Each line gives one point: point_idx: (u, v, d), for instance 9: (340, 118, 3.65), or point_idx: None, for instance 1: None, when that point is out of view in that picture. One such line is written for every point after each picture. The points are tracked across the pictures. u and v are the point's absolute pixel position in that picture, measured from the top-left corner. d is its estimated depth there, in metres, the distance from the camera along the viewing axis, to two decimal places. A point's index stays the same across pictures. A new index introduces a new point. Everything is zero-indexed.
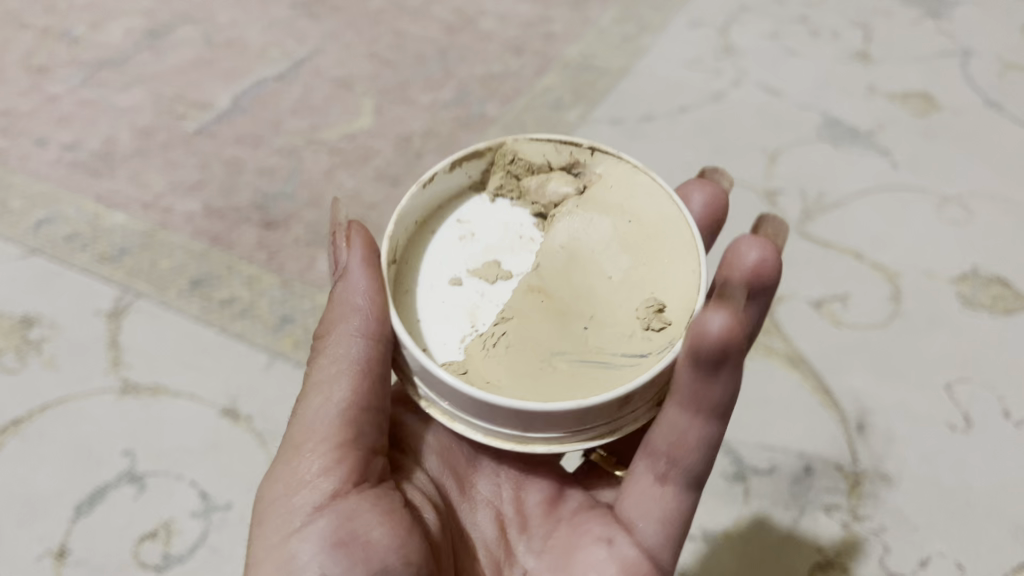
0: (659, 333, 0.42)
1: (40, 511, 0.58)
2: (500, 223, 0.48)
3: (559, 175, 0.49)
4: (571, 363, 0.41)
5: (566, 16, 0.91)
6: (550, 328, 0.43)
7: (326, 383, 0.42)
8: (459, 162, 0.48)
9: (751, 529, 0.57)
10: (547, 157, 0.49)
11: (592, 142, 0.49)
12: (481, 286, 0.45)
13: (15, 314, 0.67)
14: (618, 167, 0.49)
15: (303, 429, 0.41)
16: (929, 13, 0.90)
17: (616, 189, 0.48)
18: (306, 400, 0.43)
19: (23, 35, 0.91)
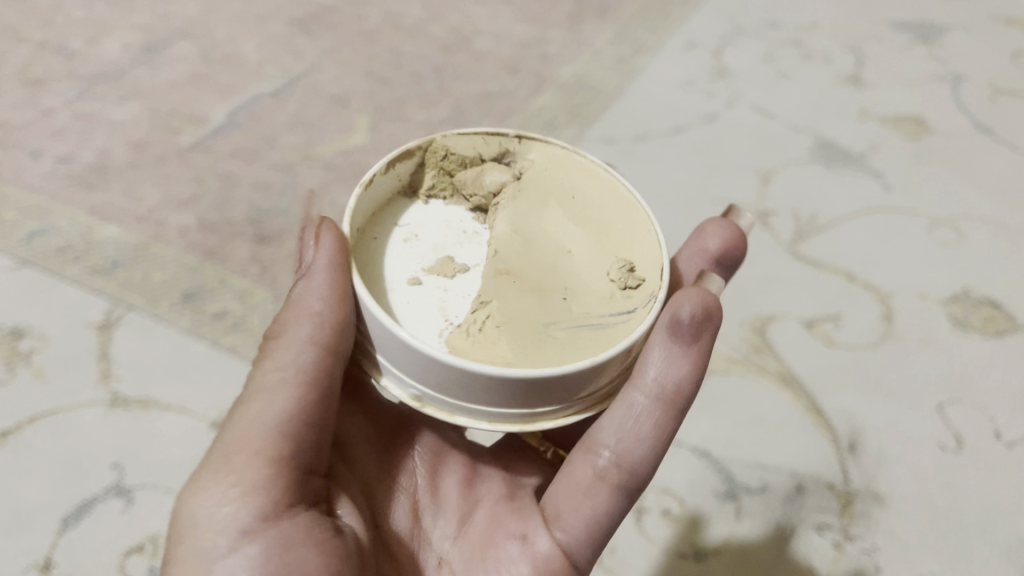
0: (636, 291, 0.44)
1: (27, 522, 0.57)
2: (439, 223, 0.48)
3: (492, 167, 0.49)
4: (565, 331, 0.41)
5: (561, 36, 0.91)
6: (530, 301, 0.42)
7: (270, 392, 0.39)
8: (394, 162, 0.46)
9: (742, 547, 0.57)
10: (479, 149, 0.48)
11: (517, 130, 0.49)
12: (440, 282, 0.44)
13: (5, 324, 0.67)
14: (546, 150, 0.49)
15: (239, 437, 0.38)
16: (921, 38, 0.91)
17: (549, 174, 0.49)
18: (248, 404, 0.39)
19: (20, 48, 0.91)
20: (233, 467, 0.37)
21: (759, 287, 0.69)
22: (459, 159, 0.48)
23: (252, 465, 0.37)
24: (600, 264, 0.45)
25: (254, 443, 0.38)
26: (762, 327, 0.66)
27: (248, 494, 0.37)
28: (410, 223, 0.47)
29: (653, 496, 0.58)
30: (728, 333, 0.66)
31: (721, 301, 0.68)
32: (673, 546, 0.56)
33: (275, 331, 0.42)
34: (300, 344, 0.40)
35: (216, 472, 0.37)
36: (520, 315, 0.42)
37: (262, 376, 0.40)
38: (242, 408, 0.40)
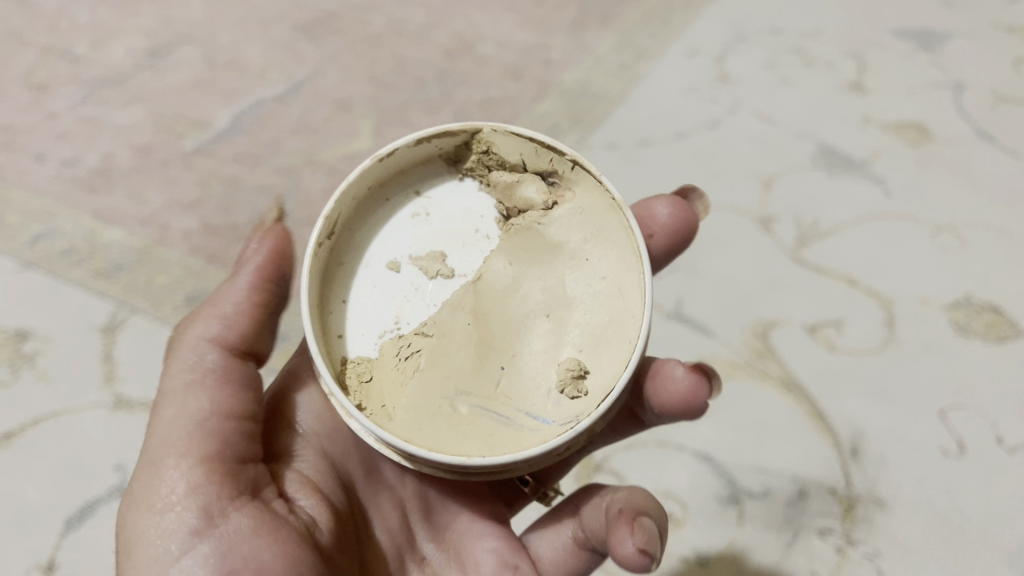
0: (571, 402, 0.42)
1: (29, 524, 0.58)
2: (459, 213, 0.50)
3: (533, 180, 0.49)
4: (472, 407, 0.42)
5: (564, 42, 0.92)
6: (467, 355, 0.44)
7: (182, 392, 0.44)
8: (424, 139, 0.49)
9: (745, 553, 0.57)
10: (525, 157, 0.49)
11: (573, 155, 0.47)
12: (417, 279, 0.47)
13: (10, 327, 0.67)
14: (592, 189, 0.47)
15: (160, 443, 0.43)
16: (923, 46, 0.91)
17: (583, 218, 0.47)
18: (163, 410, 0.44)
19: (24, 53, 0.92)
20: (169, 473, 0.41)
21: (761, 292, 0.69)
22: (499, 161, 0.49)
23: (185, 461, 0.41)
24: (574, 341, 0.44)
25: (181, 441, 0.42)
26: (764, 333, 0.67)
27: (184, 495, 0.40)
28: (430, 198, 0.50)
29: (656, 501, 0.58)
30: (730, 338, 0.66)
31: (723, 308, 0.68)
32: (674, 551, 0.57)
33: (176, 338, 0.48)
34: (203, 344, 0.46)
35: (151, 483, 0.41)
36: (453, 362, 0.44)
37: (170, 382, 0.45)
38: (158, 417, 0.44)
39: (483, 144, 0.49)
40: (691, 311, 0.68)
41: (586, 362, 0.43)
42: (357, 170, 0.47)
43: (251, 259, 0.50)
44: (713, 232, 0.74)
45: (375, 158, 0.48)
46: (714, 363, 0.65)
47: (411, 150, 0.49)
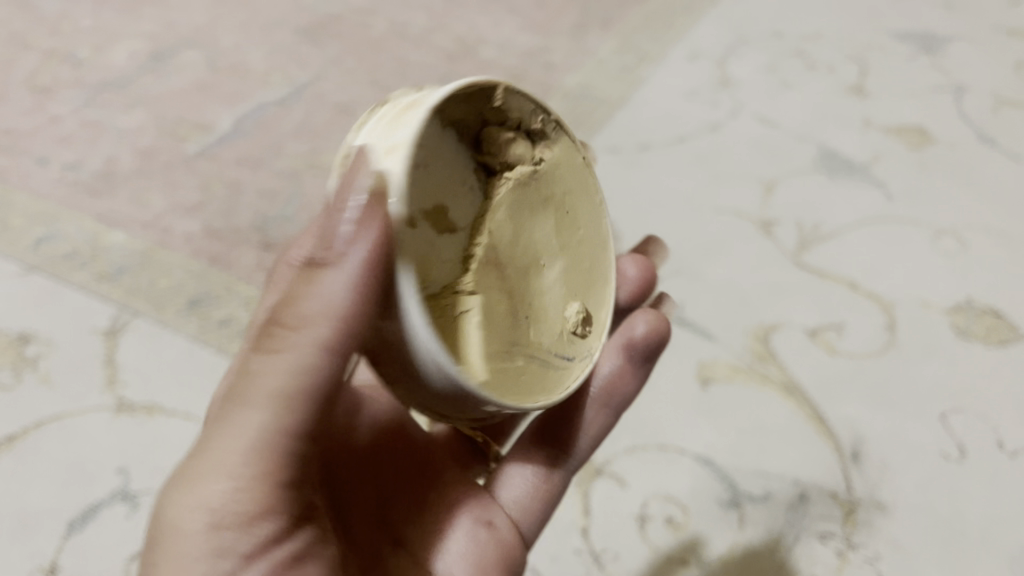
0: (579, 341, 0.44)
1: (32, 526, 0.57)
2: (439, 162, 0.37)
3: (522, 138, 0.40)
4: (522, 358, 0.40)
5: (565, 46, 0.92)
6: (500, 309, 0.39)
7: (259, 395, 0.33)
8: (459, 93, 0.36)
9: (746, 555, 0.57)
10: (521, 116, 0.40)
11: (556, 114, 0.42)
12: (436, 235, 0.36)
13: (12, 330, 0.67)
14: (568, 149, 0.43)
15: (230, 447, 0.33)
16: (924, 49, 0.91)
17: (563, 174, 0.43)
18: (239, 407, 0.33)
19: (28, 57, 0.92)
20: (234, 493, 0.32)
21: (762, 296, 0.69)
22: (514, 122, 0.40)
23: (253, 482, 0.33)
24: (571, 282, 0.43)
25: (257, 457, 0.33)
26: (765, 337, 0.67)
27: (249, 523, 0.33)
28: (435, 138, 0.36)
29: (657, 504, 0.58)
30: (731, 342, 0.67)
31: (724, 311, 0.69)
32: (675, 554, 0.57)
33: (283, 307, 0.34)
34: (312, 347, 0.33)
35: (206, 496, 0.33)
36: (499, 321, 0.39)
37: (258, 373, 0.33)
38: (231, 411, 0.33)
39: (500, 97, 0.38)
40: (692, 315, 0.68)
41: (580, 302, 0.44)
42: (414, 125, 0.34)
43: (367, 244, 0.32)
44: (714, 236, 0.74)
45: (428, 108, 0.34)
46: (715, 366, 0.65)
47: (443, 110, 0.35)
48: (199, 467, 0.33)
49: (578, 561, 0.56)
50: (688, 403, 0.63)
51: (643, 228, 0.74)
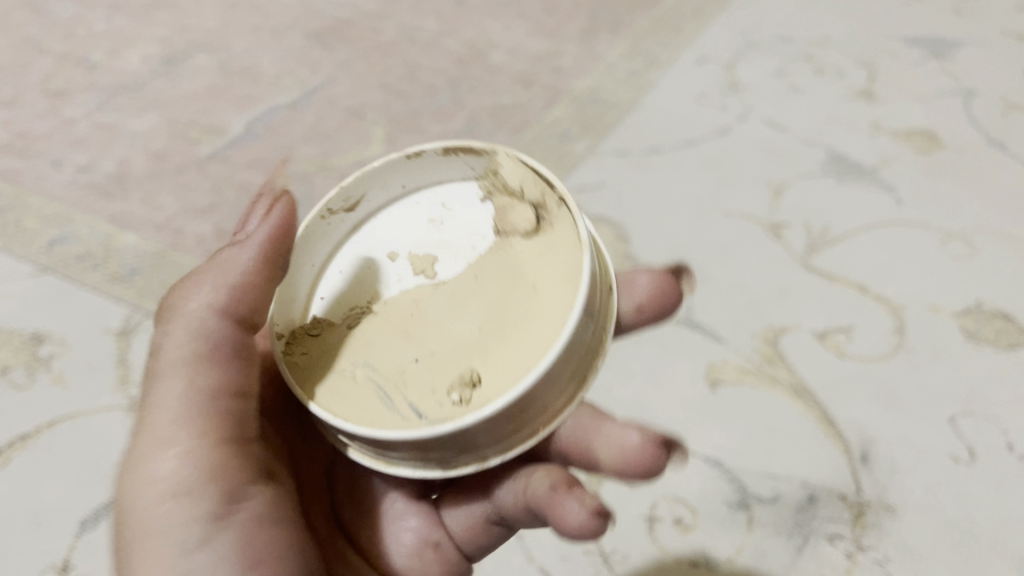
0: (453, 406, 0.38)
1: (45, 525, 0.59)
2: (468, 226, 0.45)
3: (524, 206, 0.44)
4: (367, 378, 0.40)
5: (575, 50, 0.92)
6: (395, 342, 0.41)
7: (168, 369, 0.38)
8: (454, 149, 0.45)
9: (753, 558, 0.57)
10: (523, 183, 0.44)
11: (563, 189, 0.42)
12: (400, 272, 0.45)
13: (26, 331, 0.69)
14: (569, 230, 0.41)
15: (151, 417, 0.38)
16: (934, 54, 0.90)
17: (549, 251, 0.41)
18: (157, 383, 0.38)
19: (42, 60, 0.94)
20: (158, 455, 0.36)
21: (771, 299, 0.70)
22: (504, 184, 0.45)
23: (179, 443, 0.36)
24: (487, 352, 0.39)
25: (187, 421, 0.37)
26: (774, 339, 0.67)
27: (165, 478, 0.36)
28: (450, 207, 0.47)
29: (666, 504, 0.60)
30: (741, 345, 0.67)
31: (733, 313, 0.69)
32: (685, 555, 0.58)
33: (184, 293, 0.41)
34: (210, 316, 0.39)
35: (143, 457, 0.37)
36: (377, 349, 0.41)
37: (168, 347, 0.39)
38: (159, 386, 0.38)
39: (499, 168, 0.45)
40: (702, 318, 0.69)
41: (483, 372, 0.38)
42: (383, 162, 0.46)
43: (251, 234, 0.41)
44: (723, 240, 0.74)
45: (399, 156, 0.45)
46: (725, 368, 0.66)
47: (440, 159, 0.46)
48: (141, 436, 0.38)
49: (587, 561, 0.58)
50: (698, 406, 0.64)
51: (652, 233, 0.75)
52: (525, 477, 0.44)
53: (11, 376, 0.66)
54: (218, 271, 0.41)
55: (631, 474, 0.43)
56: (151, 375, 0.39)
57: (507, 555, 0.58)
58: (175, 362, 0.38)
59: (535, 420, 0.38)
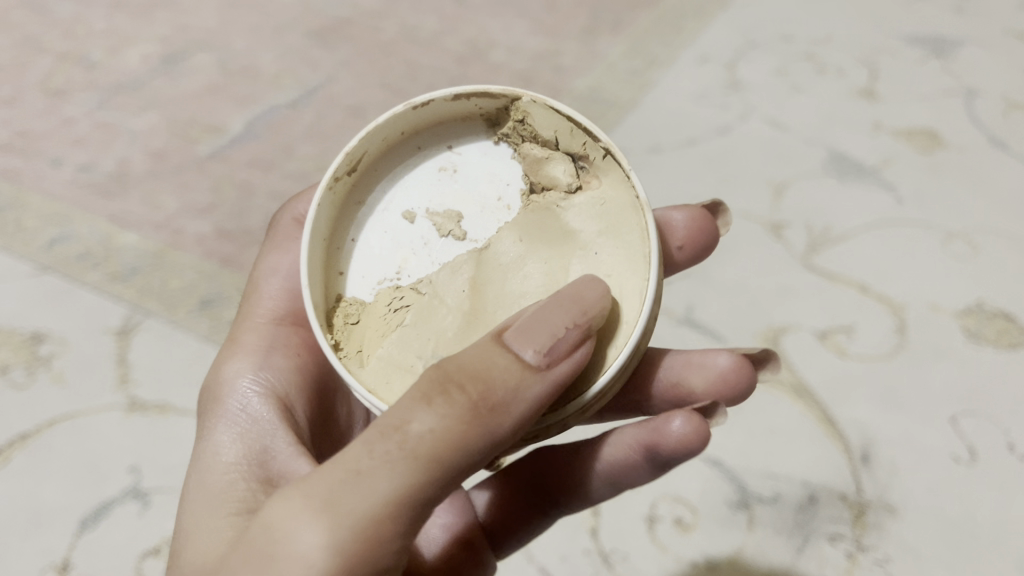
0: None
1: (46, 523, 0.59)
2: (486, 176, 0.48)
3: (562, 159, 0.47)
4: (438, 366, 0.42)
5: (576, 48, 0.92)
6: (452, 320, 0.43)
7: (395, 458, 0.34)
8: (465, 95, 0.47)
9: (752, 560, 0.58)
10: (558, 134, 0.46)
11: (608, 143, 0.44)
12: (426, 233, 0.47)
13: (25, 330, 0.69)
14: (618, 183, 0.45)
15: (344, 495, 0.33)
16: (935, 52, 0.90)
17: (607, 211, 0.45)
18: (372, 464, 0.34)
19: (42, 59, 0.93)
20: (322, 540, 0.33)
21: (772, 298, 0.70)
22: (534, 133, 0.47)
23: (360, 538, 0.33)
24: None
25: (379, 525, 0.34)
26: (775, 339, 0.67)
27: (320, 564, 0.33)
28: (461, 153, 0.49)
29: (667, 503, 0.59)
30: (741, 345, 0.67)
31: (733, 314, 0.69)
32: (686, 555, 0.58)
33: (460, 377, 0.35)
34: (477, 437, 0.35)
35: (309, 527, 0.33)
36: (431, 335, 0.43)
37: (413, 429, 0.34)
38: (373, 472, 0.34)
39: (519, 113, 0.47)
40: (702, 317, 0.69)
41: None
42: (387, 116, 0.46)
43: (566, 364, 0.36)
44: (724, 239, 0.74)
45: (400, 108, 0.46)
46: None
47: (448, 103, 0.47)
48: (319, 504, 0.33)
49: (587, 561, 0.58)
50: None
51: None
52: (596, 448, 0.50)
53: (10, 376, 0.66)
54: (495, 398, 0.35)
55: (731, 397, 0.49)
56: (378, 435, 0.34)
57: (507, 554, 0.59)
58: (410, 455, 0.34)
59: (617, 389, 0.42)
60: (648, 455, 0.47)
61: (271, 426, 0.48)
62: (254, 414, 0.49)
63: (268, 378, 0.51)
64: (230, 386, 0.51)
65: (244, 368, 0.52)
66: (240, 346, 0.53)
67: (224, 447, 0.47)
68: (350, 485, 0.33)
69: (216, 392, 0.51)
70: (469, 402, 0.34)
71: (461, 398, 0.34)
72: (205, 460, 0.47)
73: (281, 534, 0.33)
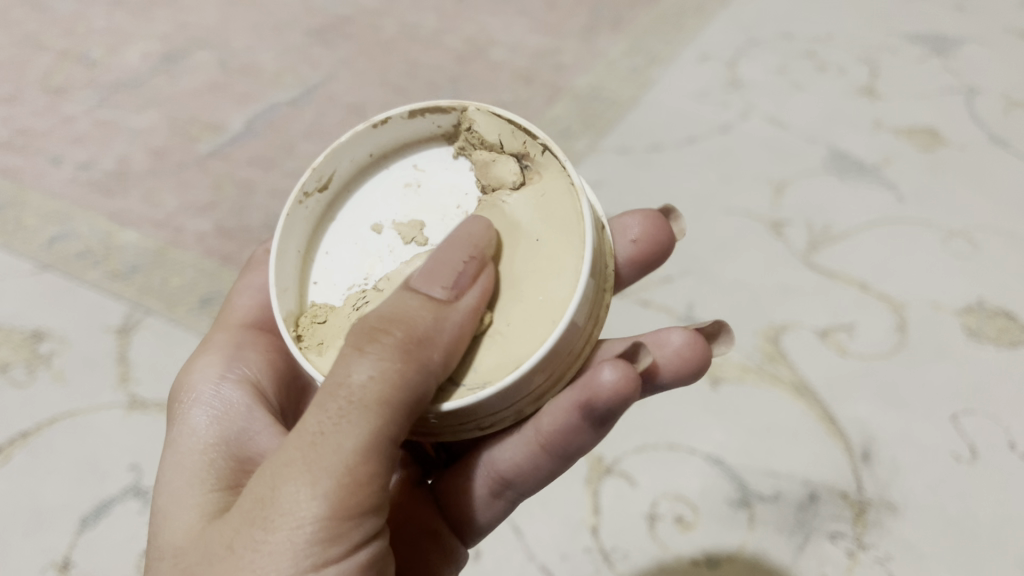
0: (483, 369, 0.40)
1: (47, 522, 0.59)
2: (448, 185, 0.48)
3: (507, 160, 0.46)
4: None
5: (576, 47, 0.92)
6: None
7: (350, 409, 0.36)
8: (420, 112, 0.47)
9: (753, 557, 0.57)
10: (501, 137, 0.46)
11: (544, 140, 0.44)
12: (392, 241, 0.47)
13: (26, 328, 0.68)
14: (557, 176, 0.44)
15: (316, 454, 0.35)
16: (935, 50, 0.90)
17: (545, 200, 0.44)
18: (330, 420, 0.36)
19: (42, 57, 0.93)
20: (310, 495, 0.35)
21: (772, 297, 0.70)
22: (480, 139, 0.47)
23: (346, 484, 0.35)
24: (502, 313, 0.42)
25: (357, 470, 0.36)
26: (775, 336, 0.67)
27: (317, 514, 0.35)
28: (423, 169, 0.49)
29: (667, 501, 0.60)
30: (742, 343, 0.67)
31: (734, 313, 0.69)
32: (686, 553, 0.58)
33: (381, 324, 0.37)
34: (421, 368, 0.37)
35: (293, 491, 0.35)
36: None
37: (355, 381, 0.36)
38: (336, 426, 0.35)
39: (466, 123, 0.47)
40: (702, 315, 0.69)
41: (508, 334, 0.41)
42: (349, 135, 0.47)
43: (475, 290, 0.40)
44: (724, 238, 0.74)
45: (360, 128, 0.47)
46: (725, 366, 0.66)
47: (406, 122, 0.48)
48: (295, 468, 0.35)
49: (587, 559, 0.58)
50: (698, 404, 0.64)
51: None
52: (534, 419, 0.46)
53: (10, 374, 0.66)
54: (422, 330, 0.37)
55: (685, 373, 0.46)
56: (324, 398, 0.36)
57: (507, 553, 0.59)
58: (363, 401, 0.36)
59: (563, 365, 0.42)
60: (586, 412, 0.43)
61: (248, 408, 0.49)
62: (227, 401, 0.49)
63: (241, 368, 0.51)
64: (199, 375, 0.51)
65: (215, 361, 0.52)
66: (210, 345, 0.53)
67: (200, 428, 0.48)
68: (321, 443, 0.35)
69: (187, 383, 0.51)
70: (399, 339, 0.37)
71: (389, 337, 0.37)
72: (176, 447, 0.47)
73: (273, 502, 0.35)
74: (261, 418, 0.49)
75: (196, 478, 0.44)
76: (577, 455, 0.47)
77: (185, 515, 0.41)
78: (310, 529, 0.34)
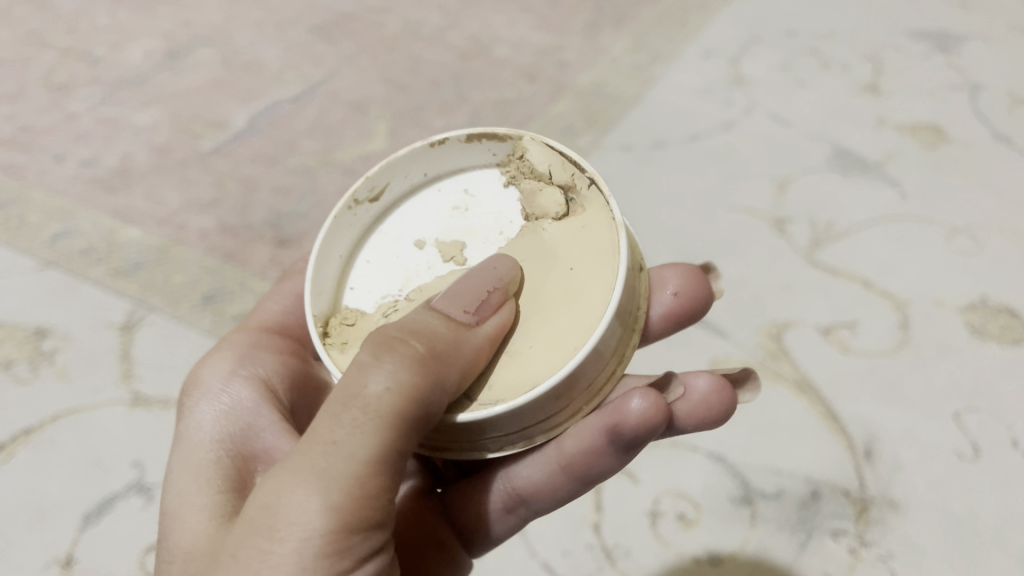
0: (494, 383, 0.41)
1: (49, 519, 0.59)
2: (494, 212, 0.48)
3: (553, 190, 0.46)
4: None
5: (579, 44, 0.91)
6: None
7: (364, 414, 0.36)
8: (477, 137, 0.48)
9: (755, 555, 0.57)
10: (552, 168, 0.46)
11: (593, 173, 0.45)
12: (432, 258, 0.47)
13: (29, 325, 0.69)
14: (602, 214, 0.44)
15: (326, 458, 0.35)
16: (939, 47, 0.89)
17: (585, 232, 0.44)
18: (345, 425, 0.36)
19: (45, 54, 0.94)
20: (318, 498, 0.35)
21: (775, 294, 0.69)
22: (530, 167, 0.47)
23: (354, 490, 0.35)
24: (530, 335, 0.42)
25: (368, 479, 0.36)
26: (778, 334, 0.67)
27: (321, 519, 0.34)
28: (474, 195, 0.49)
29: (670, 498, 0.60)
30: (745, 341, 0.67)
31: (738, 310, 0.69)
32: (687, 549, 0.58)
33: (398, 336, 0.38)
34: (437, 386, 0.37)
35: (301, 493, 0.35)
36: None
37: (372, 392, 0.36)
38: (349, 430, 0.36)
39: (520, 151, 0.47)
40: (705, 313, 0.69)
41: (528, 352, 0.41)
42: (408, 150, 0.48)
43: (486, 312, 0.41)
44: (728, 234, 0.74)
45: (420, 144, 0.48)
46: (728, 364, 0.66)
47: (463, 146, 0.48)
48: (306, 471, 0.35)
49: (590, 556, 0.58)
50: None
51: (655, 228, 0.75)
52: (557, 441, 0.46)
53: (13, 371, 0.66)
54: (441, 349, 0.38)
55: (709, 420, 0.45)
56: (337, 403, 0.36)
57: (510, 551, 0.59)
58: (375, 412, 0.36)
59: (579, 398, 0.41)
60: (612, 438, 0.43)
61: (256, 407, 0.48)
62: (236, 399, 0.49)
63: (253, 368, 0.51)
64: (207, 374, 0.51)
65: (226, 359, 0.52)
66: (225, 344, 0.53)
67: (206, 423, 0.48)
68: (333, 452, 0.35)
69: (197, 377, 0.51)
70: (419, 350, 0.37)
71: (408, 349, 0.37)
72: (180, 443, 0.47)
73: (281, 510, 0.35)
74: (268, 415, 0.48)
75: (199, 473, 0.44)
76: (597, 482, 0.46)
77: (193, 518, 0.41)
78: (314, 533, 0.34)
